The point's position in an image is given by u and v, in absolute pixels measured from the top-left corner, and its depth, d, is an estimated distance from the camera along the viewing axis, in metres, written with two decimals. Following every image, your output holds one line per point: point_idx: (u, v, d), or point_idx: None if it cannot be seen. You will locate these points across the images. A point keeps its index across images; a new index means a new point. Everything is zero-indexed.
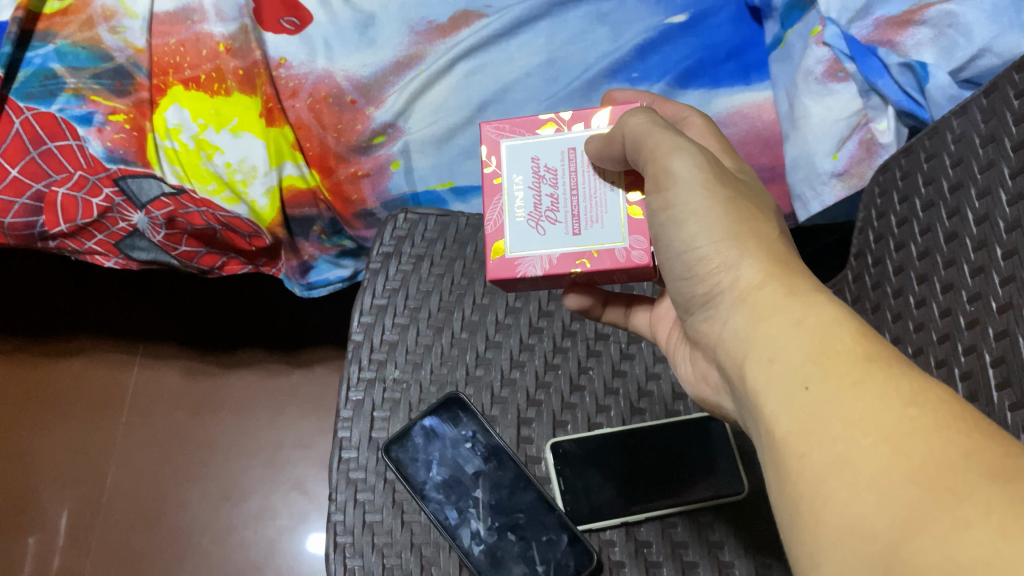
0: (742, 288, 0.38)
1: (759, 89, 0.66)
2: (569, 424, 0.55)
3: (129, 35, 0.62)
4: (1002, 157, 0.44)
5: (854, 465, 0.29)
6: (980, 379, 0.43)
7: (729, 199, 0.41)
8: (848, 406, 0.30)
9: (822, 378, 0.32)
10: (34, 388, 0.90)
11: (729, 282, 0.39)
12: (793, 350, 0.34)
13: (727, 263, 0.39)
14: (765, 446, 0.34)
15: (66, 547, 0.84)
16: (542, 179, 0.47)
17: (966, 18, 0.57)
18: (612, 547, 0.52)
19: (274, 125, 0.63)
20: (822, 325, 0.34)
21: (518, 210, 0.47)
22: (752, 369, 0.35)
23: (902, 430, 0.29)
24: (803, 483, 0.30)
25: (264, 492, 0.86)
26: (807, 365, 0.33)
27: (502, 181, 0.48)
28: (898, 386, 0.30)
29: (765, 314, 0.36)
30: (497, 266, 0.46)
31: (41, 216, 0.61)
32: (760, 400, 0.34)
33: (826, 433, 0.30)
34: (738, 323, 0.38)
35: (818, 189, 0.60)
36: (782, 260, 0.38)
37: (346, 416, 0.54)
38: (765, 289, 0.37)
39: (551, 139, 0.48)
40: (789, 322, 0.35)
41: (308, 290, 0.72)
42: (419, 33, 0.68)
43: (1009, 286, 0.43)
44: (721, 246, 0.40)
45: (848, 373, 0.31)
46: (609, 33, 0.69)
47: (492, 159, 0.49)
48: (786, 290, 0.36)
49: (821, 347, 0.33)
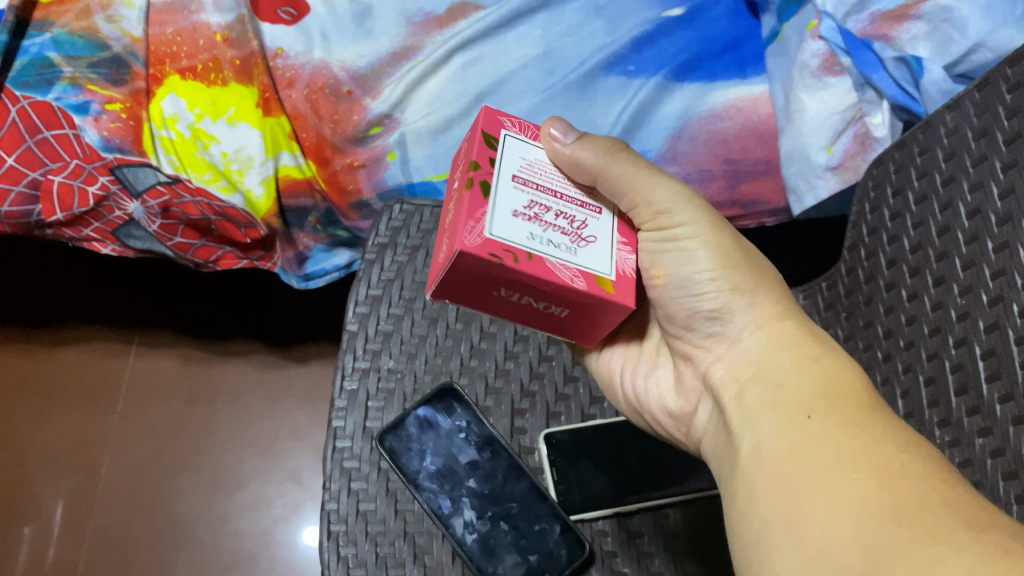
0: (758, 315, 0.41)
1: (754, 83, 0.66)
2: (562, 414, 0.56)
3: (126, 24, 0.63)
4: (994, 151, 0.44)
5: (840, 491, 0.30)
6: (970, 371, 0.44)
7: (734, 237, 0.43)
8: (845, 439, 0.32)
9: (825, 411, 0.34)
10: (27, 377, 0.90)
11: (742, 306, 0.41)
12: (804, 382, 0.36)
13: (742, 289, 0.41)
14: (746, 454, 0.35)
15: (61, 536, 0.83)
16: (537, 215, 0.38)
17: (960, 13, 0.58)
18: (605, 537, 0.52)
19: (271, 115, 0.64)
20: (834, 370, 0.36)
21: (564, 247, 0.38)
22: (755, 392, 0.37)
23: (890, 468, 0.30)
24: (781, 502, 0.31)
25: (259, 482, 0.87)
26: (817, 398, 0.35)
27: (529, 250, 0.36)
28: (895, 435, 0.32)
29: (783, 344, 0.39)
30: (626, 292, 0.38)
31: (38, 205, 0.62)
32: (758, 416, 0.36)
33: (817, 457, 0.32)
34: (752, 345, 0.40)
35: (814, 181, 0.60)
36: (790, 301, 0.42)
37: (340, 406, 0.54)
38: (785, 323, 0.40)
39: (500, 186, 0.38)
40: (806, 357, 0.37)
41: (305, 281, 0.72)
42: (416, 24, 0.69)
43: (999, 280, 0.43)
44: (730, 273, 0.42)
45: (851, 415, 0.33)
46: (606, 26, 0.69)
47: (502, 249, 0.36)
48: (806, 330, 0.39)
49: (833, 387, 0.35)
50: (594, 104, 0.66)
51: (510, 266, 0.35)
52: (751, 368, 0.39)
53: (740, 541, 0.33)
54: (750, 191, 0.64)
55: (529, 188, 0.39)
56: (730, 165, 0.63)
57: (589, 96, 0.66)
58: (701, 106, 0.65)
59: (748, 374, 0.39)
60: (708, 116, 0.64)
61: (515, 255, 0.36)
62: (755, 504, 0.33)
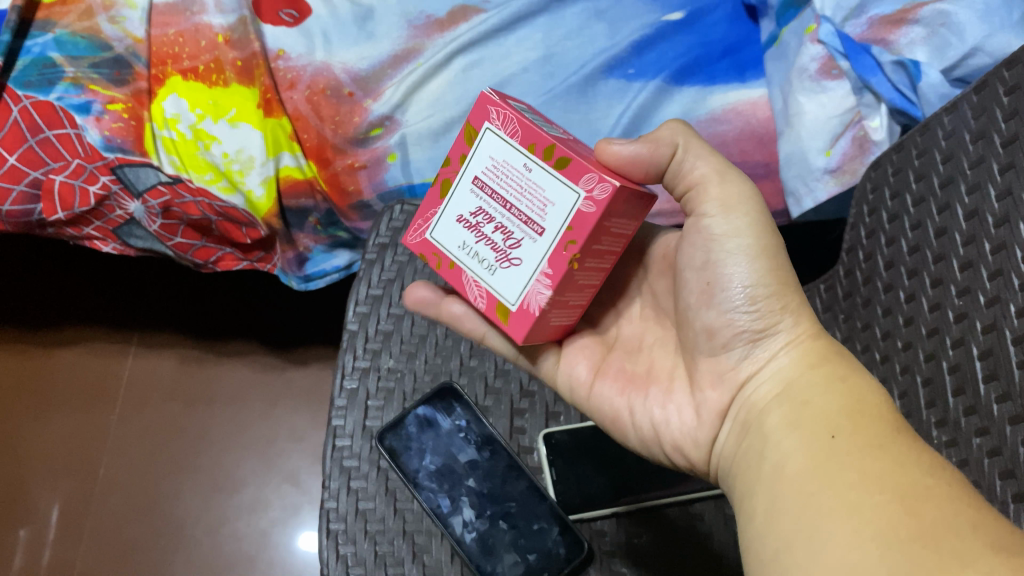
0: (796, 335, 0.41)
1: (754, 86, 0.66)
2: (562, 414, 0.56)
3: (129, 25, 0.63)
4: (992, 153, 0.45)
5: (860, 512, 0.30)
6: (966, 372, 0.44)
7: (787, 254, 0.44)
8: (867, 459, 0.32)
9: (850, 431, 0.34)
10: (26, 379, 0.90)
11: (788, 326, 0.41)
12: (830, 401, 0.36)
13: (791, 308, 0.41)
14: (769, 471, 0.36)
15: (57, 538, 0.83)
16: (477, 224, 0.44)
17: (958, 18, 0.58)
18: (603, 537, 0.52)
19: (272, 116, 0.64)
20: (858, 387, 0.37)
21: (485, 268, 0.44)
22: (780, 411, 0.38)
23: (917, 491, 0.30)
24: (801, 523, 0.31)
25: (256, 484, 0.87)
26: (841, 417, 0.35)
27: (455, 263, 0.45)
28: (918, 457, 0.32)
29: (815, 361, 0.39)
30: (516, 327, 0.43)
31: (39, 204, 0.62)
32: (782, 433, 0.37)
33: (839, 478, 0.32)
34: (783, 363, 0.41)
35: (812, 184, 0.60)
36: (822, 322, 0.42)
37: (340, 405, 0.54)
38: (819, 341, 0.41)
39: (456, 187, 0.45)
40: (834, 377, 0.38)
41: (304, 283, 0.72)
42: (418, 27, 0.69)
43: (997, 281, 0.43)
44: (779, 291, 0.42)
45: (876, 434, 0.33)
46: (606, 30, 0.70)
47: (433, 257, 0.46)
48: (835, 348, 0.40)
49: (857, 405, 0.35)
50: (594, 107, 0.66)
51: (434, 268, 0.46)
52: (783, 393, 0.39)
53: (757, 557, 0.33)
54: None
55: (482, 193, 0.43)
56: None
57: (589, 99, 0.67)
58: (701, 109, 0.65)
59: (773, 393, 0.40)
60: (707, 120, 0.65)
61: (440, 264, 0.46)
62: (774, 522, 0.33)
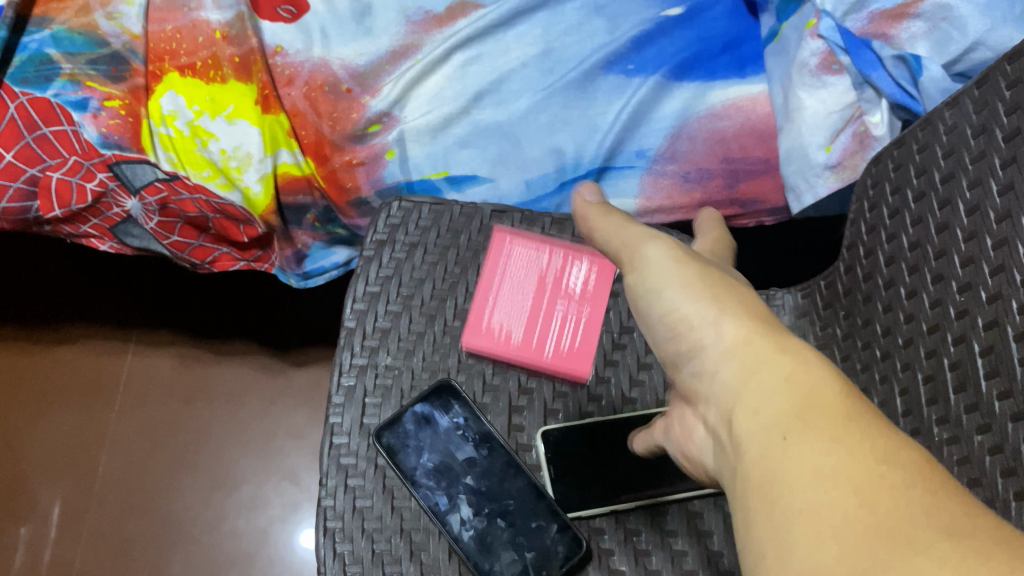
0: (728, 340, 0.36)
1: (754, 82, 0.66)
2: (560, 412, 0.56)
3: (125, 21, 0.64)
4: (994, 148, 0.44)
5: (821, 516, 0.27)
6: (968, 369, 0.44)
7: (701, 270, 0.40)
8: (820, 459, 0.29)
9: (800, 430, 0.30)
10: (24, 376, 0.90)
11: (712, 335, 0.37)
12: (775, 401, 0.32)
13: (708, 318, 0.37)
14: (737, 494, 0.32)
15: (58, 536, 0.84)
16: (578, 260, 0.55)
17: (960, 11, 0.58)
18: (602, 535, 0.52)
19: (269, 113, 0.64)
20: (805, 378, 0.32)
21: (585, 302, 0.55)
22: (736, 422, 0.33)
23: (871, 483, 0.27)
24: (767, 541, 0.28)
25: (256, 482, 0.87)
26: (788, 417, 0.31)
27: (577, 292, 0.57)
28: (873, 443, 0.29)
29: (751, 361, 0.34)
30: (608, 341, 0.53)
31: (36, 201, 0.62)
32: (741, 448, 0.32)
33: (794, 480, 0.29)
34: (727, 374, 0.35)
35: (812, 180, 0.60)
36: (764, 317, 0.37)
37: (337, 402, 0.54)
38: (754, 341, 0.35)
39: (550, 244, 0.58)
40: (776, 374, 0.33)
41: (304, 280, 0.71)
42: (416, 23, 0.69)
43: (998, 277, 0.43)
44: (697, 305, 0.38)
45: (825, 428, 0.30)
46: (605, 25, 0.69)
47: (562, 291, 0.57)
48: (776, 342, 0.34)
49: (804, 400, 0.31)
50: (593, 103, 0.66)
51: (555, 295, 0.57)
52: (725, 393, 0.35)
53: None
54: (750, 191, 0.64)
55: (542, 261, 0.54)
56: (728, 165, 0.64)
57: (588, 95, 0.66)
58: (700, 106, 0.65)
59: (728, 404, 0.35)
60: (707, 116, 0.65)
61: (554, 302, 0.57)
62: (745, 545, 0.29)
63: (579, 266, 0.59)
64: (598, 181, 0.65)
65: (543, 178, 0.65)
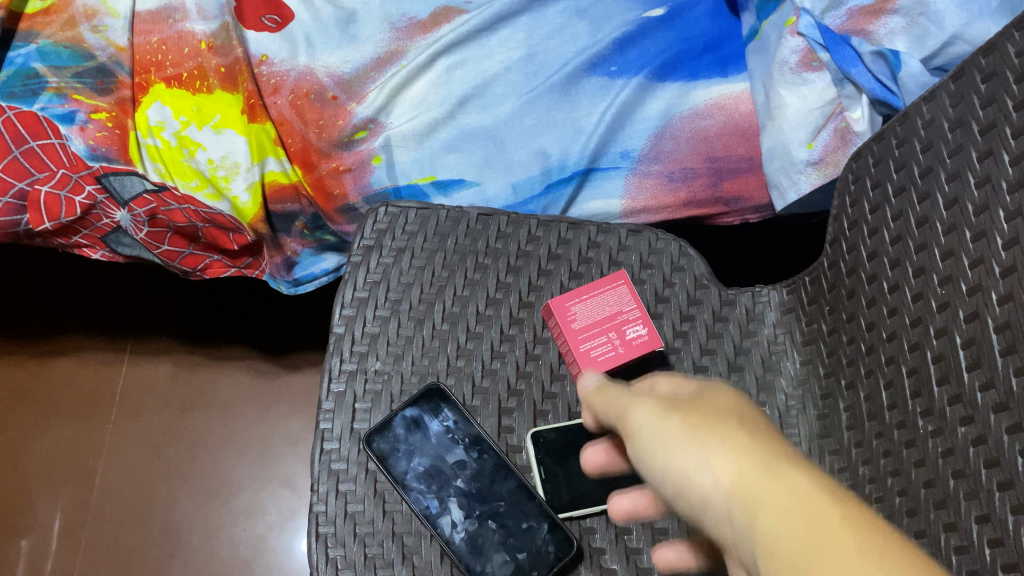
0: (728, 488, 0.28)
1: (736, 81, 0.66)
2: (550, 413, 0.56)
3: (111, 34, 0.65)
4: (971, 141, 0.44)
5: None
6: (950, 361, 0.44)
7: (672, 398, 0.35)
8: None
9: (799, 557, 0.24)
10: (19, 388, 0.90)
11: (710, 487, 0.29)
12: (772, 526, 0.26)
13: (696, 464, 0.30)
14: None
15: (59, 548, 0.84)
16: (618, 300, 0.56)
17: (937, 6, 0.58)
18: (593, 534, 0.52)
19: (256, 122, 0.65)
20: (796, 491, 0.27)
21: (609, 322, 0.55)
22: None
23: None
24: None
25: (253, 489, 0.87)
26: (782, 540, 0.25)
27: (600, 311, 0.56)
28: (883, 561, 0.23)
29: (763, 503, 0.27)
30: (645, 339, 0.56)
31: (25, 215, 0.60)
32: None
33: None
34: (745, 536, 0.27)
35: (795, 177, 0.61)
36: (762, 451, 0.29)
37: (327, 408, 0.54)
38: (751, 479, 0.28)
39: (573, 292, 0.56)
40: (767, 496, 0.27)
41: (294, 288, 0.70)
42: (400, 29, 0.69)
43: (978, 269, 0.43)
44: (676, 427, 0.33)
45: (821, 545, 0.24)
46: (588, 27, 0.70)
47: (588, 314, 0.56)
48: (777, 475, 0.28)
49: (792, 513, 0.26)
50: (577, 105, 0.66)
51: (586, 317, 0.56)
52: (741, 542, 0.27)
53: None
54: (734, 188, 0.65)
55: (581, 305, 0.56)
56: (712, 163, 0.64)
57: (572, 97, 0.67)
58: (683, 106, 0.65)
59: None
60: (690, 115, 0.65)
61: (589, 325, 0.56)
62: None
63: (641, 328, 0.56)
64: (584, 182, 0.65)
65: (529, 180, 0.65)
